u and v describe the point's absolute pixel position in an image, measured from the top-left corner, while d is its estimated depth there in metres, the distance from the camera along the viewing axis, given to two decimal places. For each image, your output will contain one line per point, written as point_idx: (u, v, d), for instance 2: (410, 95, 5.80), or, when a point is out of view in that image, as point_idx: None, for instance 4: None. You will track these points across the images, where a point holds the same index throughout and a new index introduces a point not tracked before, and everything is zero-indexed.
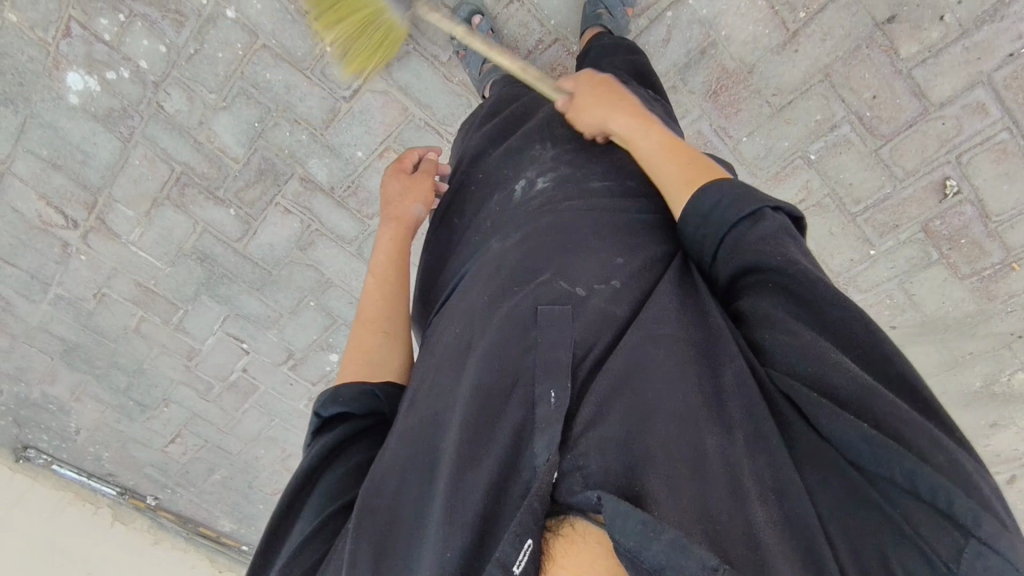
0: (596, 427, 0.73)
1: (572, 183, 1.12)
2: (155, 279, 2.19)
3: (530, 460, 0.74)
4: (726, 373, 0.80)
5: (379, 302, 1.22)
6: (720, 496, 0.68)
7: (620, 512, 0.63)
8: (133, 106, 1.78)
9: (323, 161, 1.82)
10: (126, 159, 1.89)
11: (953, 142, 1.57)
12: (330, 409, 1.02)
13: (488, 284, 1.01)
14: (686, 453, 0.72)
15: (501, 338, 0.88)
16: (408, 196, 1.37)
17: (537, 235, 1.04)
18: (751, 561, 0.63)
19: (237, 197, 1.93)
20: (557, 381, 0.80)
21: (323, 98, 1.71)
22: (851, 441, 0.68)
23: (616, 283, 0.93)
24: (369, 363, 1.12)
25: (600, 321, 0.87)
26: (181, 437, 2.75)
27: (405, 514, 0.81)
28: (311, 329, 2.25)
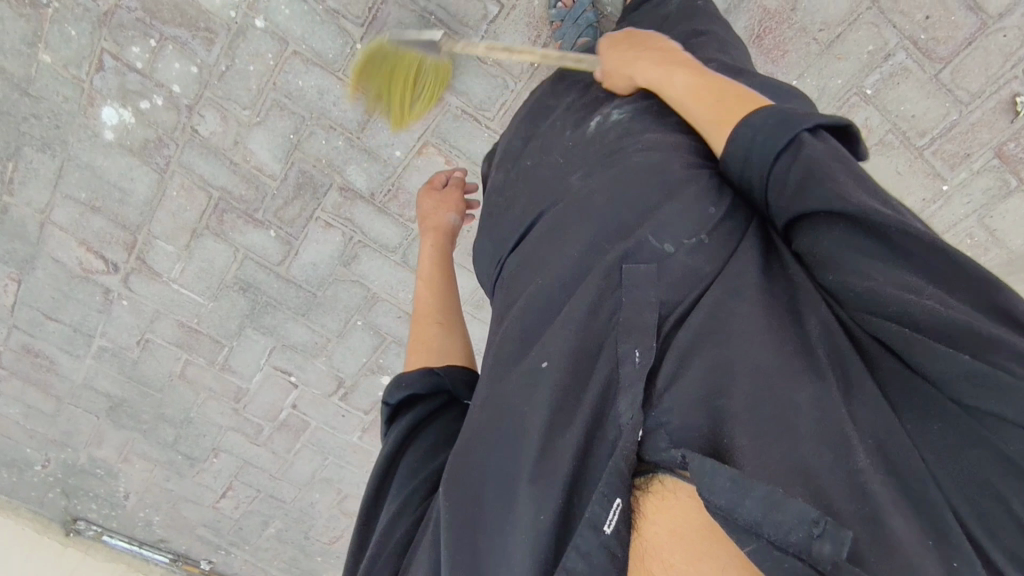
0: (675, 382, 0.72)
1: (649, 118, 1.08)
2: (198, 318, 2.14)
3: (615, 419, 0.72)
4: (811, 324, 0.74)
5: (430, 299, 1.27)
6: (818, 447, 0.63)
7: (706, 470, 0.62)
8: (168, 135, 1.77)
9: (362, 167, 1.78)
10: (163, 191, 1.87)
11: (1018, 55, 1.49)
12: (396, 394, 1.02)
13: (562, 242, 0.95)
14: (772, 397, 0.67)
15: (579, 301, 0.84)
16: (440, 210, 1.48)
17: (601, 179, 1.00)
18: (853, 504, 0.59)
19: (277, 217, 1.89)
20: (642, 340, 0.76)
21: (357, 99, 1.68)
22: (950, 378, 0.60)
23: (703, 238, 0.87)
24: (426, 352, 1.13)
25: (687, 277, 0.83)
26: (233, 490, 2.64)
27: (480, 467, 0.76)
28: (360, 352, 2.17)
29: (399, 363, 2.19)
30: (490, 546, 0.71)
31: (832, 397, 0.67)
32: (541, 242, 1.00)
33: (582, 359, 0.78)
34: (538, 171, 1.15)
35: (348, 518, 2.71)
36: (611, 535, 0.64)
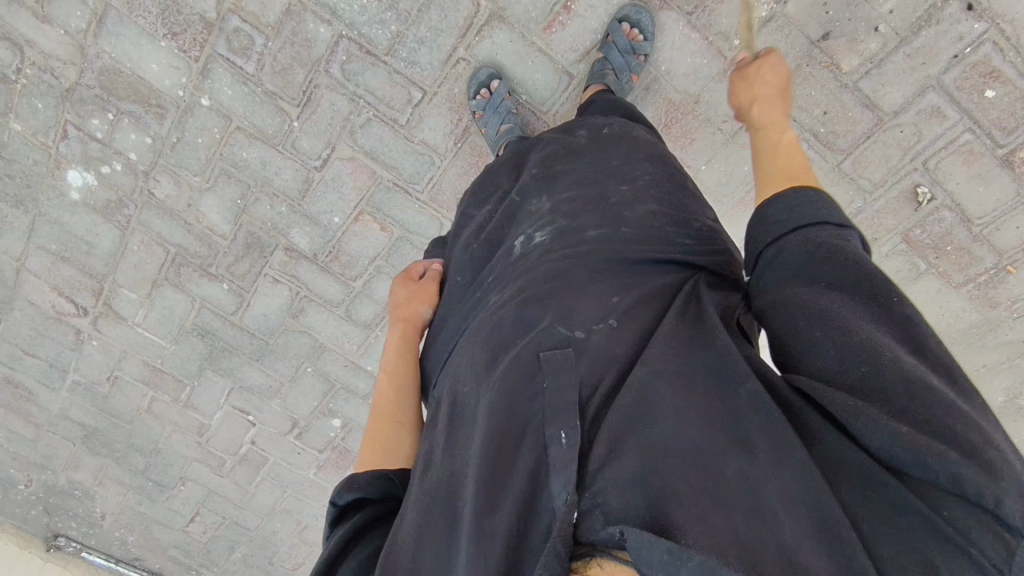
0: (610, 461, 0.75)
1: (570, 233, 1.12)
2: (161, 358, 2.27)
3: (550, 500, 0.75)
4: (743, 393, 0.79)
5: (383, 398, 1.18)
6: (748, 519, 0.67)
7: (644, 544, 0.63)
8: (128, 196, 1.91)
9: (304, 230, 1.90)
10: (125, 246, 2.01)
11: (916, 149, 1.54)
12: (345, 496, 0.98)
13: (485, 336, 1.00)
14: (701, 472, 0.72)
15: (509, 390, 0.88)
16: (416, 298, 1.35)
17: (535, 281, 1.03)
18: (785, 568, 0.62)
19: (229, 272, 2.02)
20: (565, 423, 0.80)
21: (297, 170, 1.80)
22: (881, 443, 0.67)
23: (613, 322, 0.93)
24: (375, 459, 1.07)
25: (602, 360, 0.87)
26: (200, 515, 2.77)
27: (426, 571, 0.81)
28: (312, 395, 2.28)
29: (349, 407, 2.30)
30: None
31: (756, 467, 0.71)
32: (465, 347, 1.05)
33: (509, 434, 0.83)
34: (474, 286, 1.20)
35: (309, 547, 2.82)
36: None
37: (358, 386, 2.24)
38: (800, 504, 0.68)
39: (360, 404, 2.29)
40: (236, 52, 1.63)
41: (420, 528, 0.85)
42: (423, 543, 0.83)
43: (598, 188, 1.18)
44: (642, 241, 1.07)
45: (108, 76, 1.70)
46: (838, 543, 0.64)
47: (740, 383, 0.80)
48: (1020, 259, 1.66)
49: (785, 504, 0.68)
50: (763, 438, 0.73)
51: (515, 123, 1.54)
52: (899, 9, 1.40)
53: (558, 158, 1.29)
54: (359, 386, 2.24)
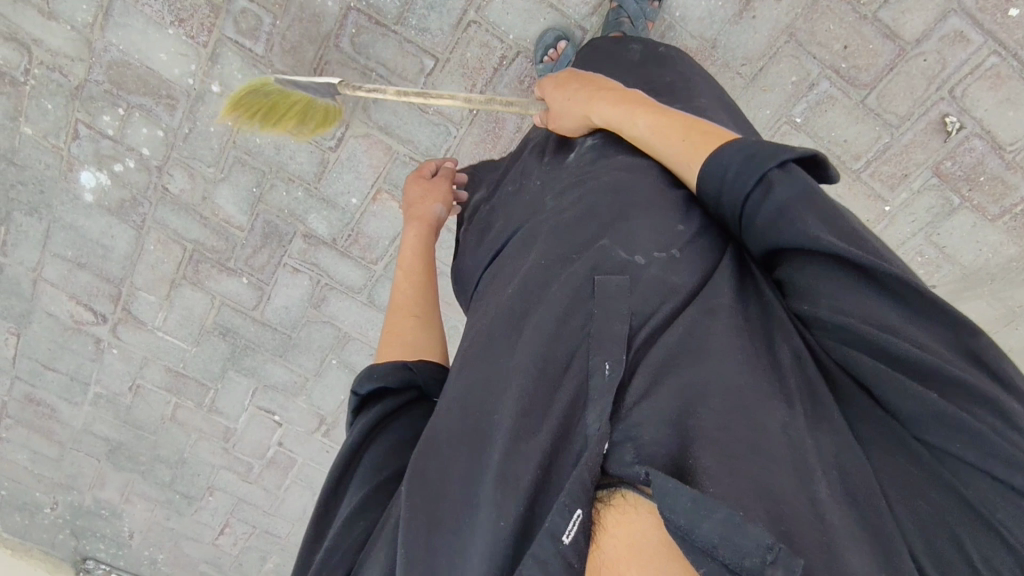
0: (649, 396, 0.70)
1: (625, 143, 1.09)
2: (183, 362, 2.24)
3: (582, 430, 0.71)
4: (792, 349, 0.74)
5: (408, 291, 1.20)
6: (787, 466, 0.63)
7: (667, 487, 0.59)
8: (141, 194, 1.89)
9: (322, 215, 1.88)
10: (141, 246, 1.99)
11: (942, 77, 1.51)
12: (366, 387, 0.96)
13: (542, 246, 0.96)
14: (740, 416, 0.67)
15: (562, 306, 0.83)
16: (428, 198, 1.34)
17: (592, 198, 0.99)
18: (816, 523, 0.59)
19: (248, 264, 1.99)
20: (610, 351, 0.76)
21: (312, 152, 1.78)
22: (927, 423, 0.63)
23: (674, 253, 0.89)
24: (401, 345, 1.08)
25: (659, 291, 0.83)
26: (230, 526, 2.71)
27: (455, 480, 0.76)
28: (337, 389, 2.24)
29: None
30: (455, 550, 0.71)
31: (800, 421, 0.67)
32: (517, 256, 1.01)
33: (552, 360, 0.78)
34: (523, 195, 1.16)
35: None
36: (569, 546, 0.60)
37: None
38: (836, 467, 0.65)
39: None
40: (245, 34, 1.62)
41: (451, 441, 0.80)
42: (454, 453, 0.78)
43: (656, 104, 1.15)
44: None
45: (117, 69, 1.69)
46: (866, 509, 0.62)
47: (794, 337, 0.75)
48: None
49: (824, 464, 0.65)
50: (818, 400, 0.70)
51: None
52: None
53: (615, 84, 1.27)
54: None
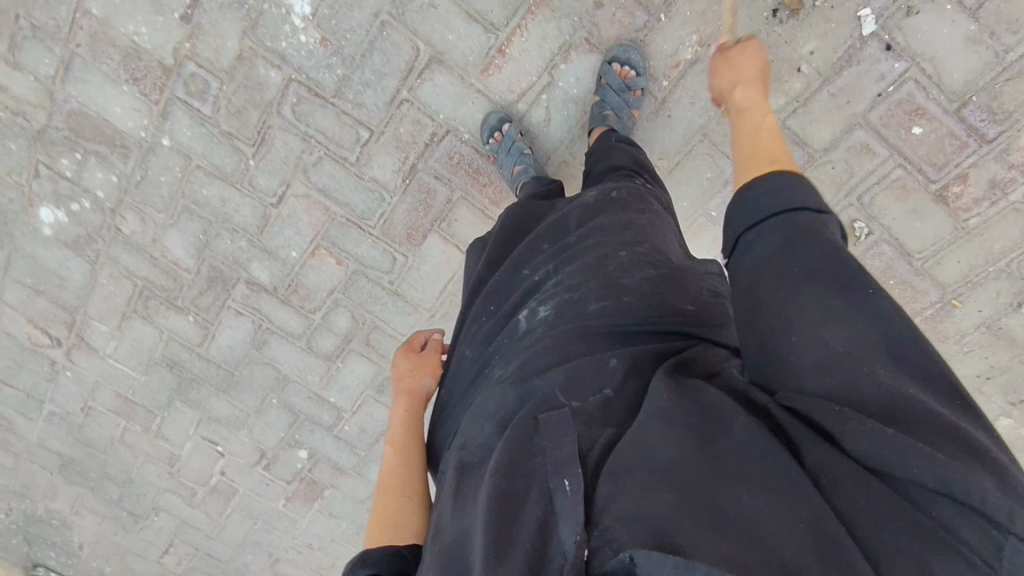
0: (613, 501, 0.72)
1: (574, 308, 1.07)
2: (132, 389, 2.32)
3: (558, 545, 0.73)
4: (735, 429, 0.75)
5: (397, 467, 1.14)
6: (753, 546, 0.62)
7: (651, 560, 0.63)
8: (96, 232, 1.98)
9: (264, 264, 1.95)
10: (95, 279, 2.08)
11: (849, 185, 1.57)
12: (358, 573, 0.89)
13: (487, 415, 0.98)
14: (699, 499, 0.68)
15: (505, 453, 0.85)
16: (419, 369, 1.36)
17: (535, 360, 1.00)
18: None
19: (194, 304, 2.08)
20: (569, 471, 0.78)
21: (254, 207, 1.86)
22: (891, 462, 0.64)
23: (609, 392, 0.90)
24: (389, 527, 1.01)
25: (595, 422, 0.85)
26: (174, 547, 2.78)
27: None
28: (278, 426, 2.31)
29: (314, 439, 2.32)
30: None
31: (758, 496, 0.67)
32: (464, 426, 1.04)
33: (510, 492, 0.80)
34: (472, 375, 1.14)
35: None
36: None
37: (322, 418, 2.26)
38: (804, 530, 0.64)
39: (325, 436, 2.31)
40: (193, 95, 1.71)
41: None
42: None
43: (585, 267, 1.15)
44: (640, 309, 1.04)
45: (76, 118, 1.79)
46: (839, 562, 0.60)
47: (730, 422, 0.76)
48: (964, 294, 1.66)
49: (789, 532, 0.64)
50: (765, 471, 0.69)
51: (529, 163, 1.60)
52: (820, 50, 1.44)
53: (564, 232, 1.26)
54: (323, 418, 2.26)
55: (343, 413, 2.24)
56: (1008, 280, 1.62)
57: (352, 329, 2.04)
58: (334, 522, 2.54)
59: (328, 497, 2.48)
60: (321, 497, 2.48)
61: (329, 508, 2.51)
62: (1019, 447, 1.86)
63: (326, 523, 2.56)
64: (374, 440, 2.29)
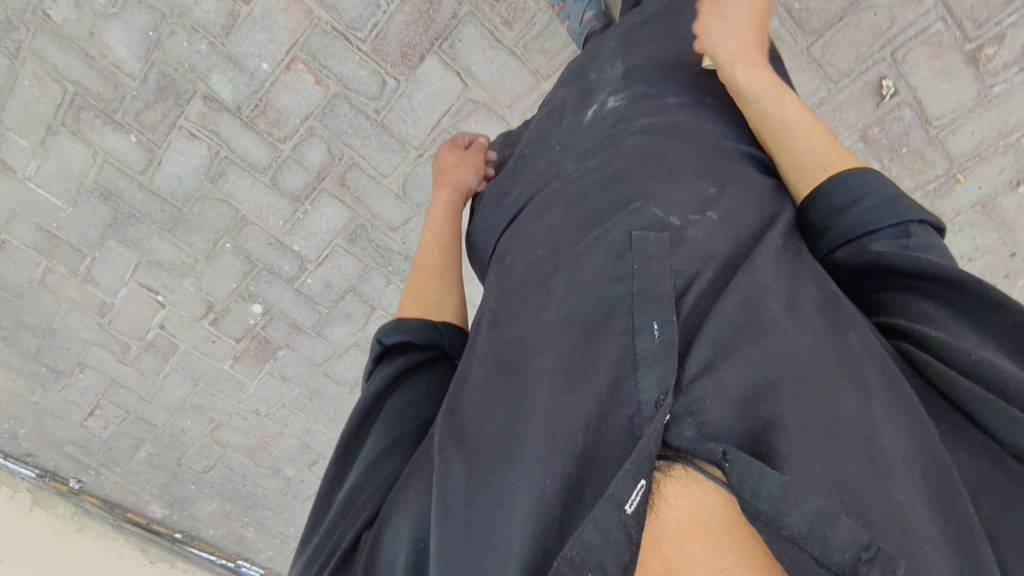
0: (713, 370, 0.63)
1: (652, 99, 0.97)
2: (56, 222, 2.03)
3: (635, 394, 0.64)
4: (856, 337, 0.66)
5: (435, 253, 1.12)
6: (867, 465, 0.56)
7: (751, 471, 0.55)
8: (20, 16, 1.66)
9: (226, 76, 1.70)
10: (15, 78, 1.76)
11: (887, 36, 1.51)
12: (392, 338, 0.90)
13: (565, 209, 0.88)
14: (815, 404, 0.59)
15: (582, 280, 0.76)
16: (462, 164, 1.26)
17: (618, 154, 0.90)
18: (898, 524, 0.53)
19: (137, 121, 1.80)
20: (658, 311, 0.68)
21: (220, 1, 1.60)
22: (1015, 438, 0.55)
23: (713, 215, 0.79)
24: (422, 303, 1.00)
25: (700, 251, 0.74)
26: (101, 408, 2.56)
27: (476, 450, 0.69)
28: (230, 276, 2.10)
29: (270, 292, 2.12)
30: (476, 530, 0.64)
31: (877, 414, 0.59)
32: (537, 214, 0.93)
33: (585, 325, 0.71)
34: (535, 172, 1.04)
35: (222, 449, 2.65)
36: (631, 516, 0.56)
37: (282, 268, 2.06)
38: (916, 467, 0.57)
39: (284, 289, 2.12)
40: None
41: (473, 405, 0.74)
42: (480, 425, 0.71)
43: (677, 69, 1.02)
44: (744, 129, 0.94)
45: None
46: (943, 507, 0.55)
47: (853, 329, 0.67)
48: (969, 168, 1.66)
49: (904, 457, 0.57)
50: (888, 392, 0.62)
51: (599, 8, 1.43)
52: None
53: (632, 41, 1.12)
54: (283, 268, 2.06)
55: (307, 264, 2.04)
56: (1013, 156, 1.63)
57: (325, 165, 1.83)
58: (286, 386, 2.39)
59: (281, 358, 2.31)
60: (273, 359, 2.31)
61: (281, 370, 2.35)
62: None
63: (277, 388, 2.41)
64: (338, 296, 2.12)
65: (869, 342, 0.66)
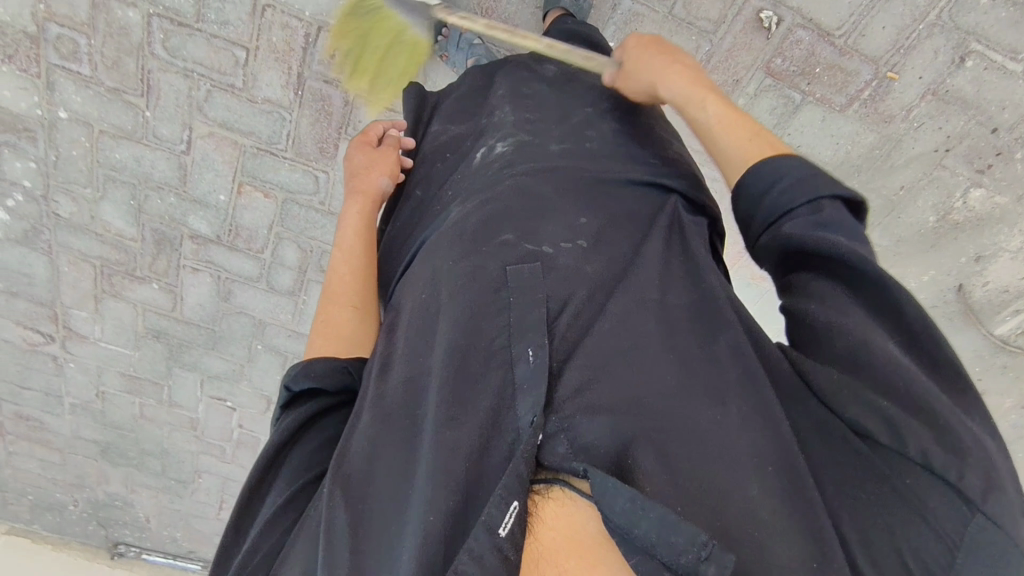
0: (584, 392, 0.76)
1: (532, 147, 1.07)
2: (132, 366, 2.42)
3: (514, 422, 0.76)
4: (723, 342, 0.81)
5: (344, 276, 1.11)
6: (719, 467, 0.71)
7: (608, 487, 0.66)
8: (38, 222, 2.01)
9: (199, 215, 1.96)
10: (56, 268, 2.13)
11: None
12: (300, 384, 0.94)
13: (448, 238, 0.94)
14: (677, 418, 0.74)
15: (471, 303, 0.84)
16: (375, 165, 1.22)
17: (501, 190, 0.98)
18: (742, 522, 0.67)
19: (152, 271, 2.12)
20: (534, 339, 0.80)
21: (168, 159, 1.85)
22: (866, 422, 0.70)
23: (583, 243, 0.92)
24: (336, 339, 1.04)
25: (569, 276, 0.87)
26: (226, 502, 2.96)
27: (381, 478, 0.77)
28: (273, 370, 2.38)
29: None
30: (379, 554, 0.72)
31: (729, 416, 0.74)
32: (423, 257, 0.98)
33: (473, 349, 0.81)
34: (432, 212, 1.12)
35: None
36: (505, 538, 0.64)
37: None
38: (767, 461, 0.71)
39: None
40: (68, 58, 1.68)
41: (372, 439, 0.80)
42: (380, 452, 0.79)
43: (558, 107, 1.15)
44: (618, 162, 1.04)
45: None
46: (795, 492, 0.69)
47: (722, 330, 0.82)
48: (899, 64, 1.56)
49: (755, 454, 0.72)
50: (747, 390, 0.76)
51: (479, 51, 1.62)
52: None
53: (523, 87, 1.21)
54: None
55: None
56: (942, 35, 1.51)
57: (303, 259, 2.05)
58: None
59: None
60: None
61: None
62: (1000, 218, 1.74)
63: None
64: None
65: (734, 343, 0.80)
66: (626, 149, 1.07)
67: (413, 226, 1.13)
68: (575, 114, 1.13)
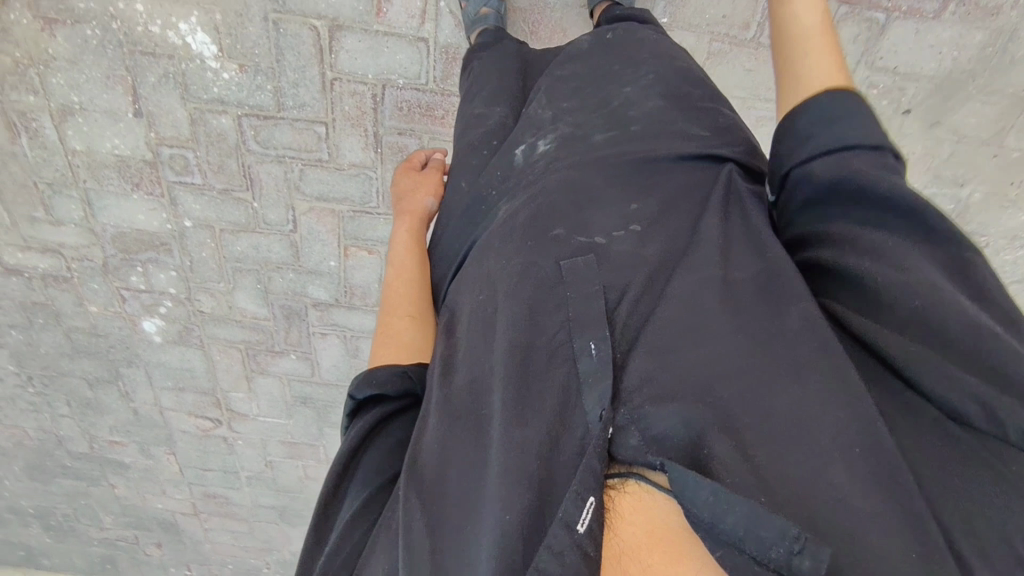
0: (649, 380, 0.73)
1: (577, 141, 1.01)
2: (290, 432, 2.62)
3: (582, 417, 0.73)
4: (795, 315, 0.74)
5: (398, 289, 1.09)
6: (803, 451, 0.64)
7: (688, 481, 0.62)
8: (188, 321, 2.25)
9: (317, 284, 2.11)
10: (210, 359, 2.36)
11: None
12: (363, 391, 0.90)
13: (501, 238, 0.92)
14: (754, 399, 0.69)
15: (529, 299, 0.83)
16: (419, 191, 1.31)
17: (553, 183, 0.95)
18: (831, 510, 0.60)
19: (288, 343, 2.30)
20: (595, 332, 0.78)
21: (280, 240, 2.01)
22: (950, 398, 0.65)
23: (636, 228, 0.88)
24: (396, 348, 0.99)
25: (631, 263, 0.84)
26: None
27: (451, 484, 0.74)
28: None
29: None
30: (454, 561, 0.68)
31: (810, 393, 0.68)
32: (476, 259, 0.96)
33: (533, 347, 0.79)
34: (480, 205, 1.05)
35: None
36: (584, 534, 0.61)
37: None
38: (854, 443, 0.64)
39: None
40: (182, 173, 1.87)
41: (439, 441, 0.78)
42: (447, 455, 0.76)
43: (603, 89, 1.07)
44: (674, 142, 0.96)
45: (120, 240, 2.03)
46: (892, 479, 0.61)
47: (792, 303, 0.75)
48: None
49: (842, 436, 0.64)
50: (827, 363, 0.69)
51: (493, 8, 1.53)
52: None
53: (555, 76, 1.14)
54: None
55: None
56: None
57: None
58: None
59: None
60: None
61: None
62: None
63: None
64: None
65: (805, 314, 0.74)
66: (677, 122, 0.99)
67: (459, 226, 1.07)
68: (619, 94, 1.05)
